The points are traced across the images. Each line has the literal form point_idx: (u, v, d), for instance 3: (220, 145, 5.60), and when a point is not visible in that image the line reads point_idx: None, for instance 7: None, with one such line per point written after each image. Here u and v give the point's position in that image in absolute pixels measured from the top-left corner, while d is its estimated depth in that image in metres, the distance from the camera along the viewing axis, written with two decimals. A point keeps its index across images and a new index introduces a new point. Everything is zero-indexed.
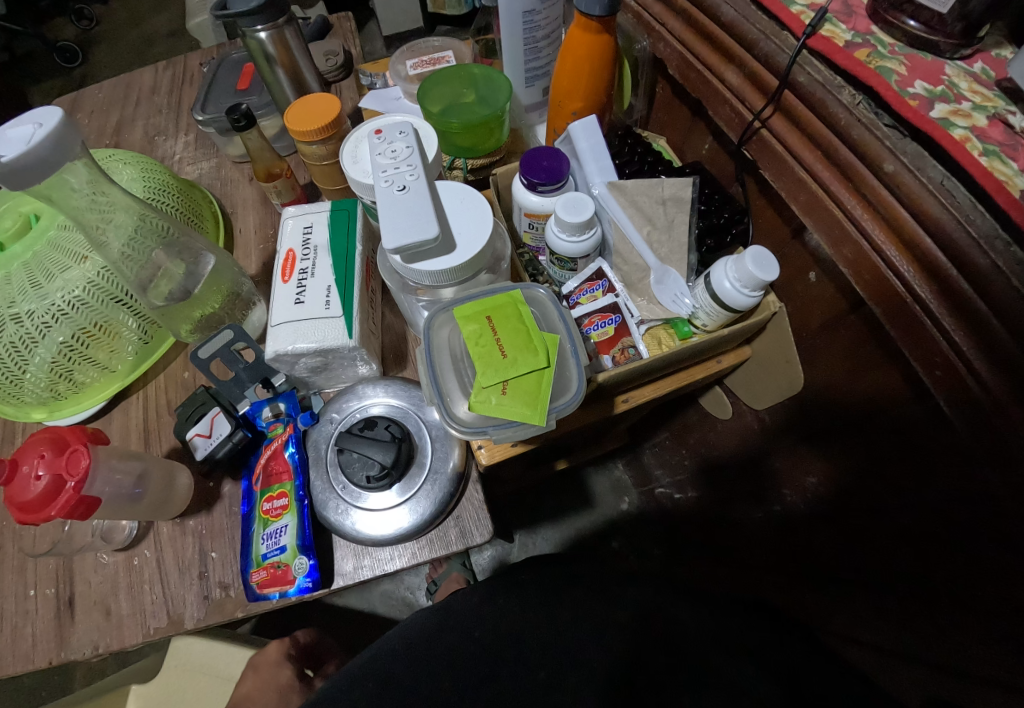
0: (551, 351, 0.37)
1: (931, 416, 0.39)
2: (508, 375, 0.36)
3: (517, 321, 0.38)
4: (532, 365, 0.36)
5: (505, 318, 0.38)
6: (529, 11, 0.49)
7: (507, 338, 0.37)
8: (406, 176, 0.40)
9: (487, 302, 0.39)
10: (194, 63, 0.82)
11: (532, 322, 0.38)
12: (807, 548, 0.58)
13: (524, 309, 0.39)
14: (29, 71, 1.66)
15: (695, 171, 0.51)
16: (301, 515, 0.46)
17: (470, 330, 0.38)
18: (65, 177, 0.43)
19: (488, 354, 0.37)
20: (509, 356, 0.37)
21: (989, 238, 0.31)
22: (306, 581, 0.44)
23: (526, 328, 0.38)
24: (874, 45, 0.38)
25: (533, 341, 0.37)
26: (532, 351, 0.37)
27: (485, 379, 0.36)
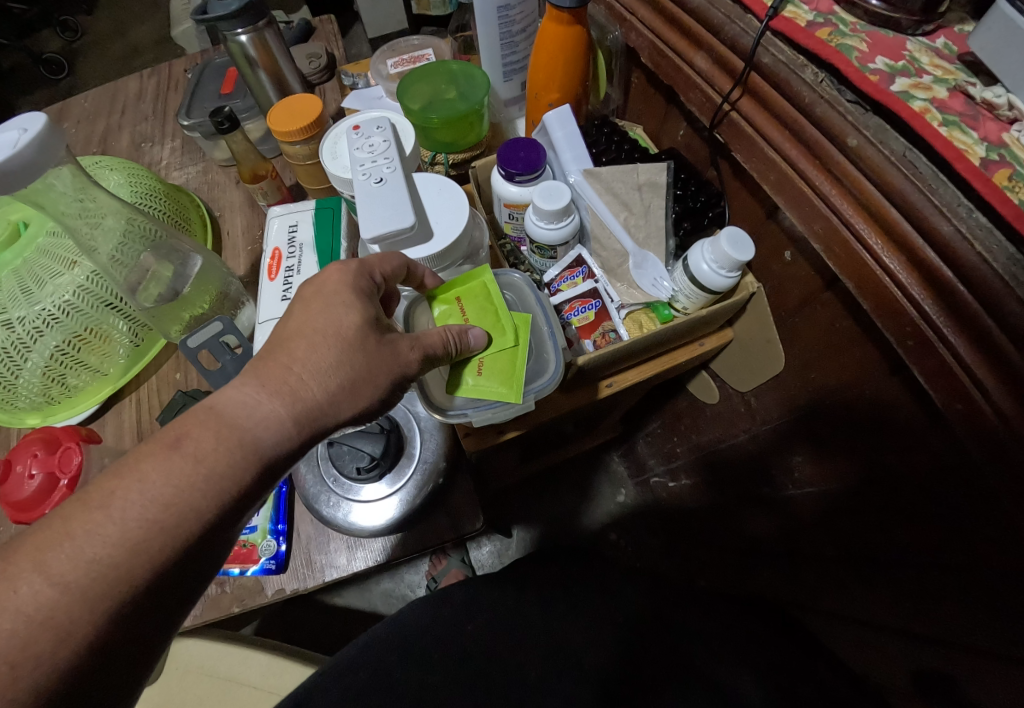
0: (518, 327, 0.39)
1: (908, 385, 0.39)
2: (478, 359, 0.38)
3: (484, 302, 0.39)
4: (499, 344, 0.38)
5: (473, 298, 0.40)
6: (503, 6, 0.50)
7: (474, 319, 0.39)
8: (383, 168, 0.41)
9: (457, 282, 0.41)
10: (179, 70, 0.82)
11: (497, 300, 0.39)
12: (797, 530, 0.58)
13: (490, 285, 0.40)
14: (18, 83, 1.66)
15: (671, 157, 0.51)
16: (278, 500, 0.49)
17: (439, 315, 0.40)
18: (51, 181, 0.43)
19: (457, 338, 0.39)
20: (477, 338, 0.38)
21: (952, 206, 0.32)
22: (270, 562, 0.47)
23: (493, 307, 0.39)
24: (835, 24, 0.39)
25: (499, 321, 0.39)
26: (499, 330, 0.38)
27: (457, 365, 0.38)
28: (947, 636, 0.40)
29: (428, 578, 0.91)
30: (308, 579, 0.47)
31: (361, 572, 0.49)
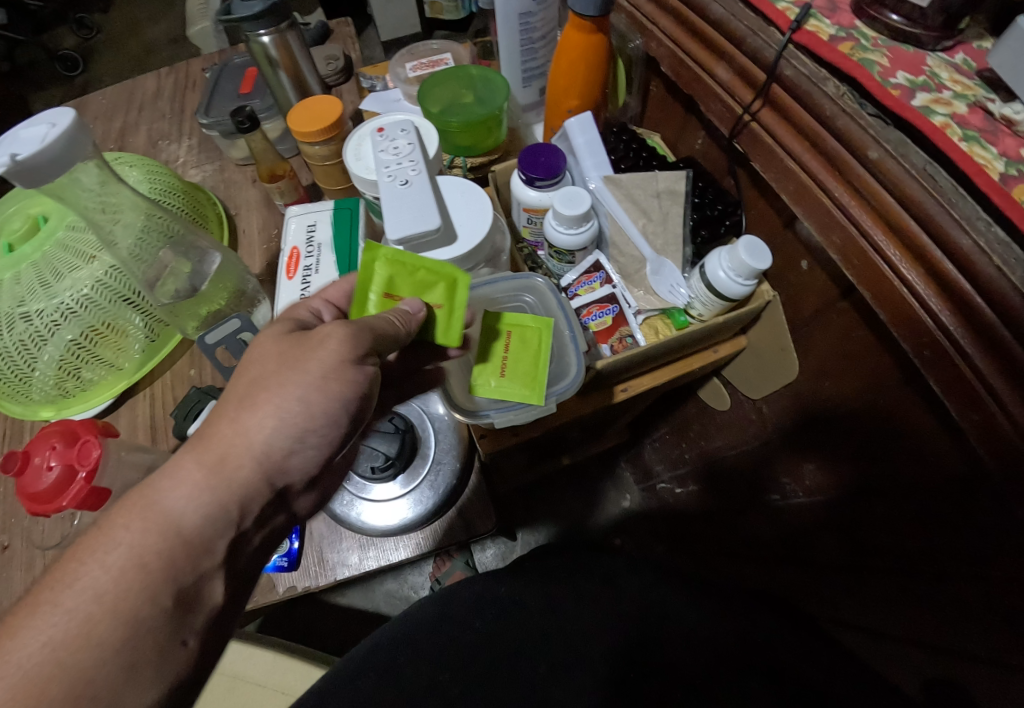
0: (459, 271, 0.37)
1: (923, 396, 0.40)
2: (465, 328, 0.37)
3: (400, 282, 0.37)
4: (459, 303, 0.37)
5: (385, 290, 0.36)
6: (524, 13, 0.50)
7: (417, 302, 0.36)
8: (408, 170, 0.42)
9: (367, 280, 0.36)
10: (197, 69, 0.83)
11: (413, 268, 0.37)
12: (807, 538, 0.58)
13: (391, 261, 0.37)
14: (34, 79, 1.67)
15: (689, 166, 0.52)
16: None
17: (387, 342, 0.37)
18: (76, 176, 0.44)
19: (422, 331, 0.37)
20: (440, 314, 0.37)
21: (971, 220, 0.32)
22: (282, 560, 0.46)
23: (420, 272, 0.37)
24: (857, 39, 0.39)
25: (443, 280, 0.37)
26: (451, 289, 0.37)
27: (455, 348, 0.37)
28: (960, 647, 0.41)
29: (432, 580, 0.91)
30: (319, 577, 0.47)
31: (371, 572, 0.48)
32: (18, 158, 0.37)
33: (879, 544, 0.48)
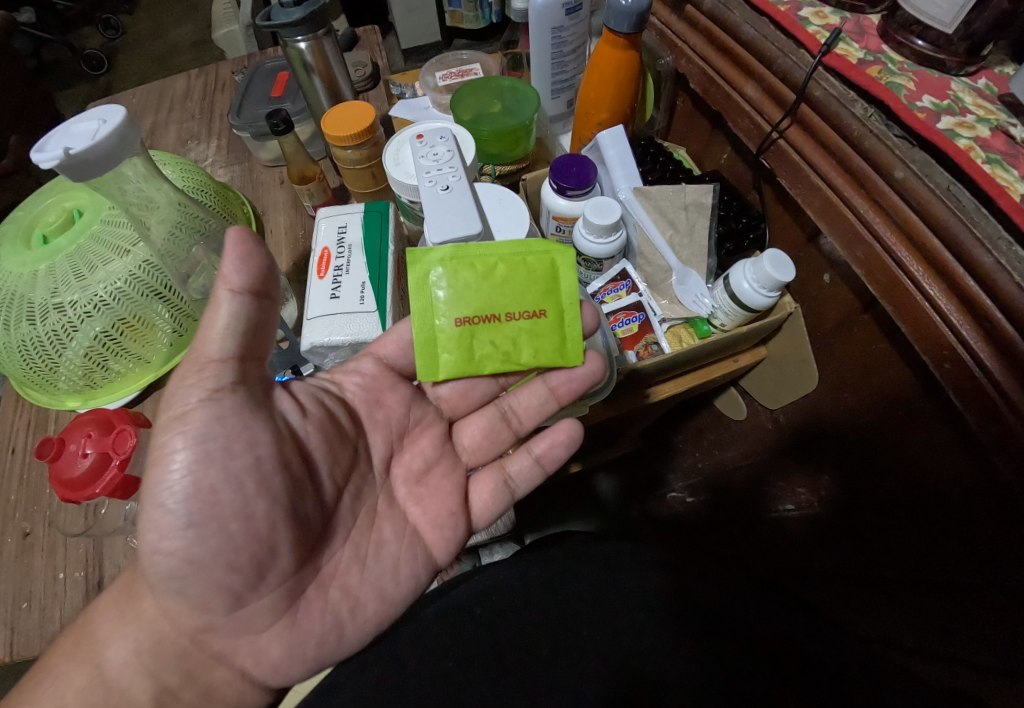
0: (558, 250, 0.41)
1: (941, 408, 0.41)
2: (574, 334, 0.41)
3: (481, 289, 0.39)
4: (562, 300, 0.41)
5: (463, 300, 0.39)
6: (557, 27, 0.52)
7: (508, 310, 0.40)
8: (449, 177, 0.43)
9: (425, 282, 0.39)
10: (226, 71, 0.85)
11: (496, 265, 0.40)
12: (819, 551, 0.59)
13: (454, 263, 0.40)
14: (58, 76, 1.71)
15: (715, 179, 0.53)
16: None
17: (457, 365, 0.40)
18: (123, 171, 0.46)
19: (518, 346, 0.40)
20: (542, 315, 0.40)
21: (993, 239, 0.33)
22: None
23: (509, 265, 0.41)
24: (884, 63, 0.41)
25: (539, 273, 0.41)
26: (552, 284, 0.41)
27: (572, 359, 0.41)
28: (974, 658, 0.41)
29: None
30: None
31: None
32: (71, 152, 0.38)
33: (892, 557, 0.48)
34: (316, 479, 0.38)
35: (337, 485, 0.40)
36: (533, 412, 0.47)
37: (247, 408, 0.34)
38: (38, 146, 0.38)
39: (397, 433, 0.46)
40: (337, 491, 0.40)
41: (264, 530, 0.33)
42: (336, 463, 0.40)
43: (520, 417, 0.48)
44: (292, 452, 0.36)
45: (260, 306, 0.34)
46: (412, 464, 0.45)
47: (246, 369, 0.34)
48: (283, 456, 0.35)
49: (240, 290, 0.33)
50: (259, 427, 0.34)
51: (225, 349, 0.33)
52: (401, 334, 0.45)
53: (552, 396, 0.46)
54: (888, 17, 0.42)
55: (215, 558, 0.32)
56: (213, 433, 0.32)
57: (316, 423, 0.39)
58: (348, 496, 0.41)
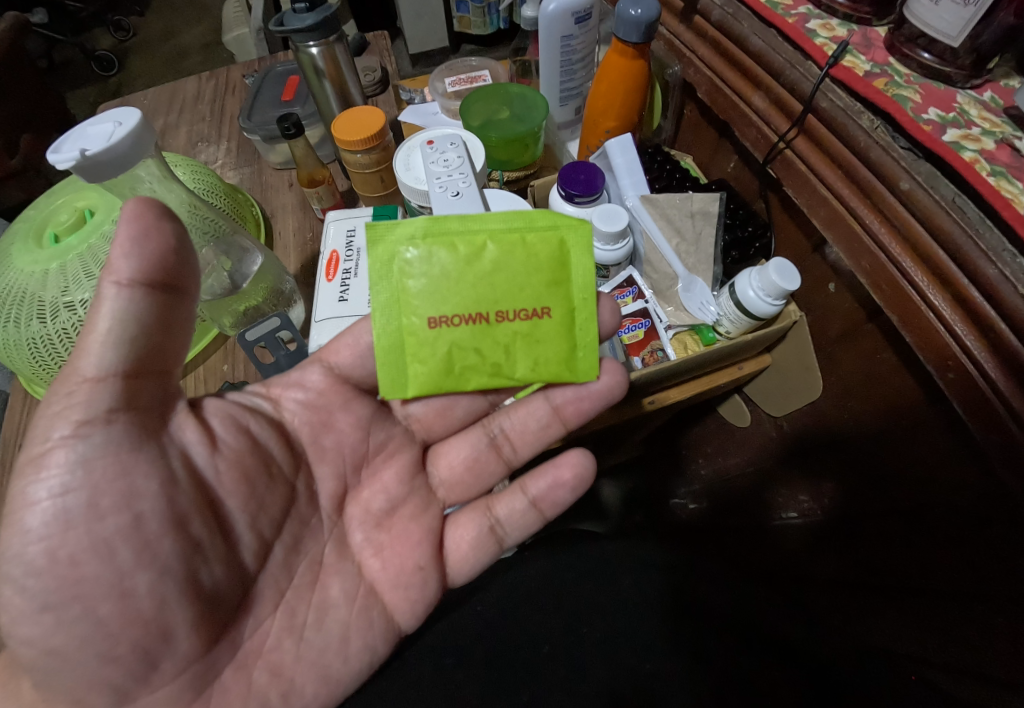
0: (579, 232, 0.37)
1: (944, 418, 0.41)
2: (578, 348, 0.38)
3: (477, 278, 0.36)
4: (572, 301, 0.37)
5: (450, 290, 0.36)
6: (567, 36, 0.53)
7: (502, 307, 0.36)
8: (459, 182, 0.44)
9: (393, 281, 0.36)
10: (237, 74, 0.86)
11: (493, 244, 0.36)
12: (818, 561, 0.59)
13: (445, 236, 0.35)
14: (69, 76, 1.72)
15: (721, 187, 0.54)
16: None
17: (427, 372, 0.37)
18: (136, 172, 0.46)
19: (512, 355, 0.37)
20: (546, 318, 0.37)
21: (997, 251, 0.33)
22: None
23: (516, 247, 0.36)
24: (891, 75, 0.41)
25: (550, 266, 0.37)
26: (563, 280, 0.37)
27: (578, 375, 0.38)
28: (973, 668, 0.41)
29: None
30: None
31: None
32: (87, 153, 0.38)
33: (896, 565, 0.48)
34: (230, 531, 0.34)
35: (265, 540, 0.36)
36: (530, 435, 0.45)
37: (123, 449, 0.30)
38: (55, 148, 0.38)
39: (352, 466, 0.42)
40: (265, 547, 0.36)
41: (148, 610, 0.28)
42: (262, 513, 0.36)
43: (511, 443, 0.46)
44: (190, 504, 0.31)
45: (156, 300, 0.30)
46: (370, 504, 0.42)
47: (132, 388, 0.30)
48: (174, 512, 0.30)
49: (126, 282, 0.29)
50: (140, 475, 0.30)
51: (102, 363, 0.29)
52: (355, 341, 0.42)
53: (555, 418, 0.44)
54: (896, 29, 0.43)
55: (86, 648, 0.28)
56: (79, 481, 0.28)
57: (231, 461, 0.35)
58: (281, 548, 0.37)
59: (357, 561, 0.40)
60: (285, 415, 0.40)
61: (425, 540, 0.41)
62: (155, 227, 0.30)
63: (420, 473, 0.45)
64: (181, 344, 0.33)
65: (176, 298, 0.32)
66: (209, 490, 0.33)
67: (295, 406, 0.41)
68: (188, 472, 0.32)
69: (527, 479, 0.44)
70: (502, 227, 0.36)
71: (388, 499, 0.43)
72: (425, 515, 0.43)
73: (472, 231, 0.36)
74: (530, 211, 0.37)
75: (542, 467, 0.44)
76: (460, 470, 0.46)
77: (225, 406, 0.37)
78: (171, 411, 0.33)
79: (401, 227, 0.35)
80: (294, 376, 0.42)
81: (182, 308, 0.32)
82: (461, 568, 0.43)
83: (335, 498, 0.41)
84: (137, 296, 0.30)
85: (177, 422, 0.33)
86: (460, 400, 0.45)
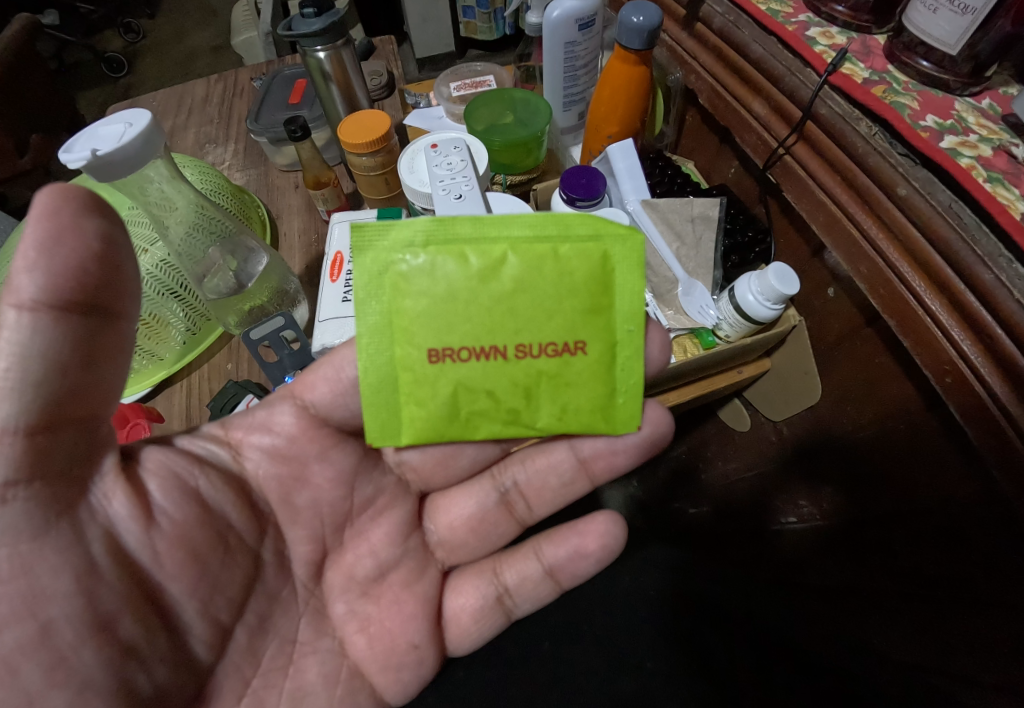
0: (625, 246, 0.33)
1: (943, 424, 0.41)
2: (614, 394, 0.35)
3: (496, 302, 0.33)
4: (613, 335, 0.34)
5: (459, 315, 0.33)
6: (570, 42, 0.54)
7: (523, 340, 0.33)
8: (462, 185, 0.45)
9: (389, 304, 0.33)
10: (246, 77, 0.87)
11: (514, 257, 0.32)
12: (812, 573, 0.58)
13: (455, 248, 0.32)
14: (79, 77, 1.74)
15: (722, 192, 0.55)
16: None
17: (427, 416, 0.35)
18: (145, 173, 0.47)
19: (533, 401, 0.35)
20: (578, 356, 0.34)
21: (993, 256, 0.34)
22: None
23: (546, 262, 0.33)
24: (889, 83, 0.42)
25: (588, 291, 0.33)
26: (602, 307, 0.34)
27: (612, 425, 0.36)
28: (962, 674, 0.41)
29: None
30: None
31: None
32: (98, 153, 0.39)
33: (892, 567, 0.48)
34: (174, 623, 0.29)
35: (223, 628, 0.32)
36: (546, 491, 0.43)
37: (22, 539, 0.24)
38: (66, 147, 0.39)
39: (332, 527, 0.39)
40: (223, 634, 0.32)
41: None
42: (218, 595, 0.31)
43: (525, 498, 0.44)
44: (118, 601, 0.27)
45: (76, 327, 0.25)
46: (354, 571, 0.39)
47: (43, 445, 0.25)
48: (97, 616, 0.26)
49: (29, 306, 0.23)
50: (45, 572, 0.25)
51: (1, 416, 0.23)
52: (327, 372, 0.37)
53: (581, 472, 0.42)
54: (894, 38, 0.43)
55: None
56: None
57: (173, 539, 0.29)
58: (245, 631, 0.33)
59: (339, 636, 0.38)
60: (246, 466, 0.36)
61: (420, 613, 0.39)
62: (74, 226, 0.24)
63: (416, 531, 0.42)
64: (112, 380, 0.27)
65: (102, 321, 0.26)
66: (144, 578, 0.28)
67: (259, 455, 0.36)
68: (113, 555, 0.27)
69: (544, 545, 0.41)
70: (527, 237, 0.32)
71: (376, 564, 0.40)
72: (420, 582, 0.41)
73: (490, 244, 0.32)
74: (565, 214, 0.33)
75: (563, 535, 0.41)
76: (462, 530, 0.44)
77: (167, 462, 0.31)
78: (94, 475, 0.27)
79: (400, 232, 0.32)
80: (259, 418, 0.37)
81: (112, 334, 0.26)
82: (462, 639, 0.41)
83: (312, 565, 0.38)
84: (42, 325, 0.24)
85: (102, 489, 0.27)
86: (465, 449, 0.42)
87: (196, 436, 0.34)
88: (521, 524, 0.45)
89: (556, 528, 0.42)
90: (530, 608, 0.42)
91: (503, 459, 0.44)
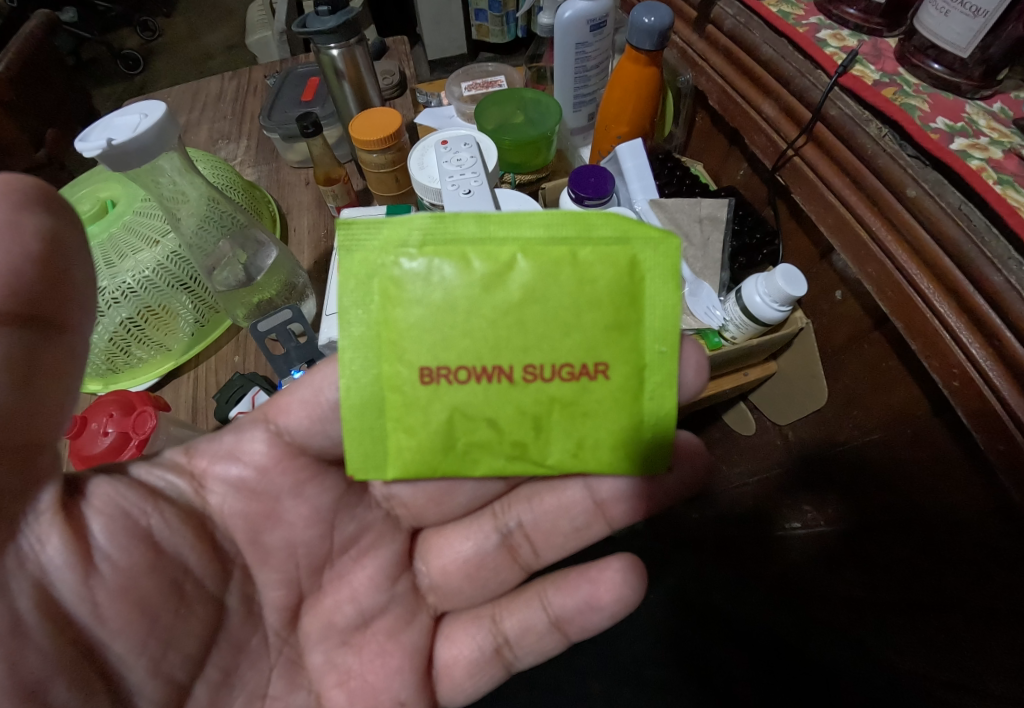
0: (658, 250, 0.30)
1: (950, 428, 0.41)
2: (642, 433, 0.32)
3: (501, 313, 0.30)
4: (641, 360, 0.31)
5: (457, 328, 0.31)
6: (582, 43, 0.54)
7: (530, 359, 0.31)
8: (471, 181, 0.45)
9: (373, 319, 0.31)
10: (259, 74, 0.88)
11: (523, 258, 0.30)
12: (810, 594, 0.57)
13: (456, 249, 0.30)
14: (96, 75, 1.77)
15: (730, 193, 0.55)
16: None
17: (415, 447, 0.32)
18: (159, 164, 0.47)
19: (543, 434, 0.32)
20: (598, 380, 0.31)
21: (1003, 258, 0.33)
22: None
23: (563, 267, 0.30)
24: (899, 84, 0.42)
25: (612, 304, 0.30)
26: (628, 324, 0.31)
27: (636, 467, 0.33)
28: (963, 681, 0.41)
29: None
30: None
31: None
32: (113, 142, 0.39)
33: (894, 576, 0.47)
34: (119, 684, 0.27)
35: (178, 687, 0.29)
36: (551, 534, 0.41)
37: None
38: (83, 135, 0.40)
39: (308, 570, 0.37)
40: (178, 693, 0.29)
41: None
42: (171, 651, 0.29)
43: (533, 542, 0.42)
44: (46, 665, 0.24)
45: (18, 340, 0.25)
46: (334, 618, 0.38)
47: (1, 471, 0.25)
48: (21, 684, 0.23)
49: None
50: None
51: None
52: (302, 394, 0.35)
53: (597, 515, 0.40)
54: (906, 40, 0.43)
55: None
56: None
57: (115, 589, 0.27)
58: (208, 685, 0.31)
59: (316, 689, 0.37)
60: (210, 501, 0.34)
61: (406, 667, 0.38)
62: (10, 224, 0.25)
63: (405, 573, 0.41)
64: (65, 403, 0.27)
65: (44, 335, 0.26)
66: (82, 634, 0.26)
67: (224, 489, 0.34)
68: (42, 612, 0.25)
69: (550, 592, 0.39)
70: (538, 234, 0.30)
71: (358, 611, 0.38)
72: (408, 630, 0.39)
73: (497, 246, 0.30)
74: (587, 213, 0.30)
75: (574, 583, 0.38)
76: (457, 576, 0.42)
77: (116, 499, 0.29)
78: (29, 514, 0.26)
79: (394, 231, 0.30)
80: (227, 446, 0.35)
81: (60, 361, 0.27)
82: (455, 694, 0.40)
83: (287, 611, 0.36)
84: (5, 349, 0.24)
85: (36, 532, 0.26)
86: (461, 487, 0.40)
87: (155, 466, 0.33)
88: (525, 569, 0.43)
89: (564, 575, 0.40)
90: (532, 663, 0.40)
91: (506, 498, 0.42)
